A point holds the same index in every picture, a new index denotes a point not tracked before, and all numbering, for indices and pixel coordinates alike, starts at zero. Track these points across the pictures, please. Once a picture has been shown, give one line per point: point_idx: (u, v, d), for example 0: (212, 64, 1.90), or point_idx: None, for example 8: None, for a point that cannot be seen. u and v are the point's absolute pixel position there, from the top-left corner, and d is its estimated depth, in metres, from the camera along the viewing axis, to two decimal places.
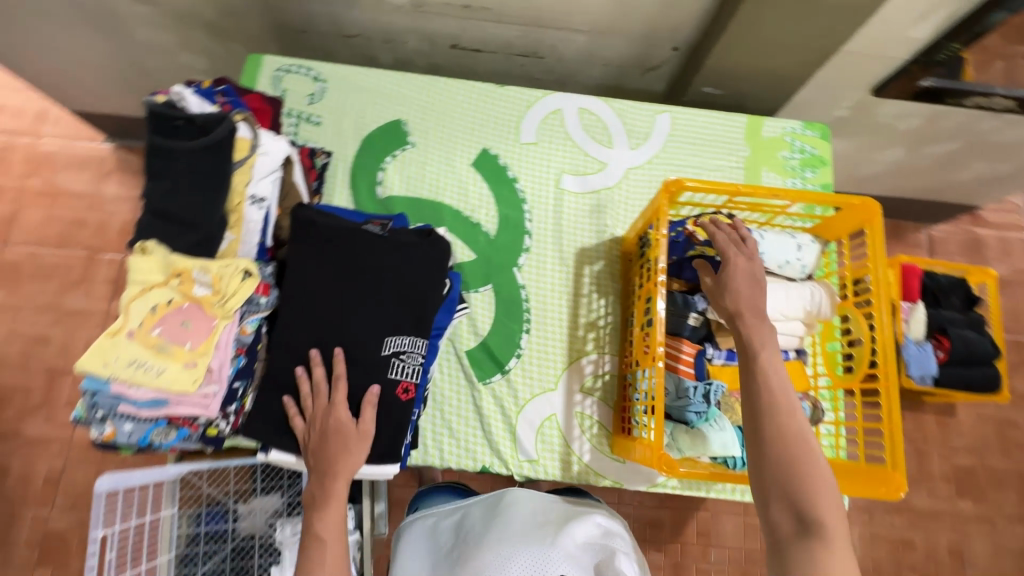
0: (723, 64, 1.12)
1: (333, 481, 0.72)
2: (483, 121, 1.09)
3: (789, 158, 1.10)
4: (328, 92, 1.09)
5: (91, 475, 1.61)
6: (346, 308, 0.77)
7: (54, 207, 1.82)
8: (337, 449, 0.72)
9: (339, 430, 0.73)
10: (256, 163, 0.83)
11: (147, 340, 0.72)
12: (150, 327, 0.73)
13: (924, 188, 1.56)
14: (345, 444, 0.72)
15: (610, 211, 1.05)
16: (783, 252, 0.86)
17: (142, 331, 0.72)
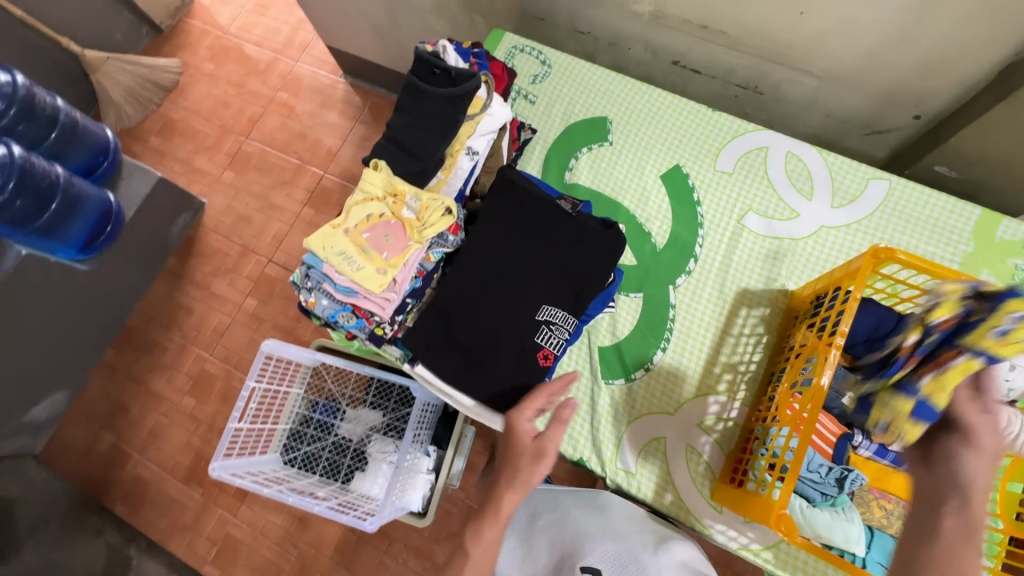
0: (970, 147, 1.00)
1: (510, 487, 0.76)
2: (685, 139, 1.10)
3: (1021, 269, 0.96)
4: (550, 76, 1.17)
5: (246, 340, 1.89)
6: (518, 268, 0.84)
7: (287, 118, 2.12)
8: (511, 462, 0.77)
9: (521, 442, 0.77)
10: (481, 120, 0.93)
11: (355, 238, 0.84)
12: (362, 229, 0.85)
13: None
14: (522, 457, 0.76)
15: (787, 262, 1.00)
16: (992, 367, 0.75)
17: (354, 231, 0.85)
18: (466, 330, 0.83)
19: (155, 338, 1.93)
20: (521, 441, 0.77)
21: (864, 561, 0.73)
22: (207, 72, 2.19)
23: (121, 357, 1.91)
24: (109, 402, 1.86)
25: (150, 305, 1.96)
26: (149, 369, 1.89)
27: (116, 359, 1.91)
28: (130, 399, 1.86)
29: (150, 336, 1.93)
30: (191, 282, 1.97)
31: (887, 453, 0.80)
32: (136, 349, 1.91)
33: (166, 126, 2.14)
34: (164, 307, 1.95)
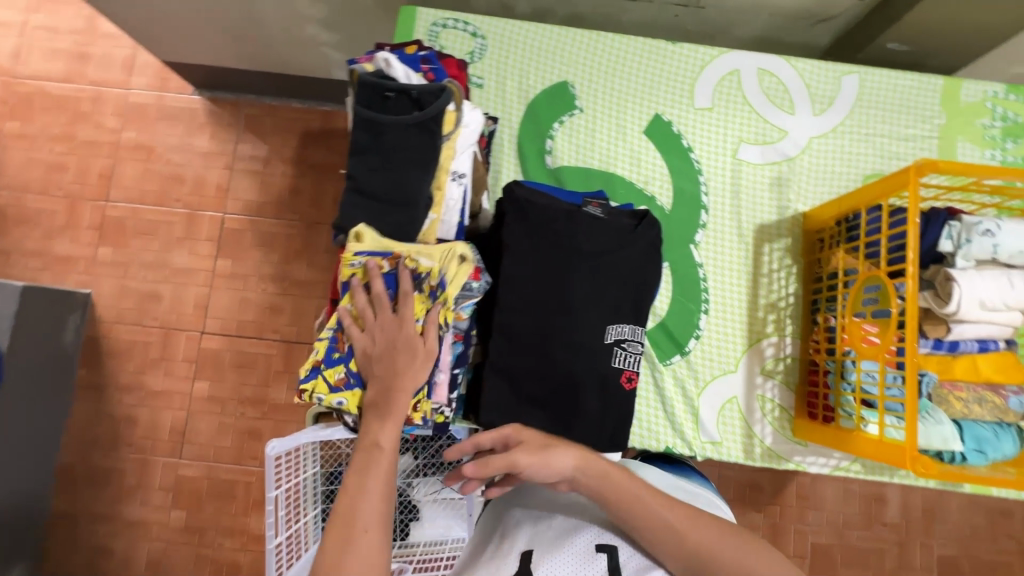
0: (924, 18, 1.00)
1: (396, 396, 0.66)
2: (656, 84, 1.01)
3: (989, 126, 1.00)
4: (488, 50, 1.01)
5: (214, 426, 1.55)
6: (569, 296, 0.74)
7: (149, 160, 1.66)
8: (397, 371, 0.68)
9: (404, 347, 0.69)
10: (459, 137, 0.78)
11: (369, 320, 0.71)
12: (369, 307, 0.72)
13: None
14: (403, 363, 0.68)
15: (793, 184, 0.99)
16: (1019, 241, 0.80)
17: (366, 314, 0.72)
18: (536, 383, 0.74)
19: (103, 464, 1.55)
20: (409, 347, 0.69)
21: (960, 453, 0.79)
22: (16, 133, 1.66)
23: (72, 499, 1.53)
24: (79, 557, 1.51)
25: (78, 431, 1.56)
26: (111, 500, 1.53)
27: (65, 505, 1.53)
28: (104, 540, 1.51)
29: (94, 466, 1.54)
30: (116, 387, 1.57)
31: (943, 344, 0.83)
32: (84, 488, 1.53)
33: None
34: (96, 425, 1.56)
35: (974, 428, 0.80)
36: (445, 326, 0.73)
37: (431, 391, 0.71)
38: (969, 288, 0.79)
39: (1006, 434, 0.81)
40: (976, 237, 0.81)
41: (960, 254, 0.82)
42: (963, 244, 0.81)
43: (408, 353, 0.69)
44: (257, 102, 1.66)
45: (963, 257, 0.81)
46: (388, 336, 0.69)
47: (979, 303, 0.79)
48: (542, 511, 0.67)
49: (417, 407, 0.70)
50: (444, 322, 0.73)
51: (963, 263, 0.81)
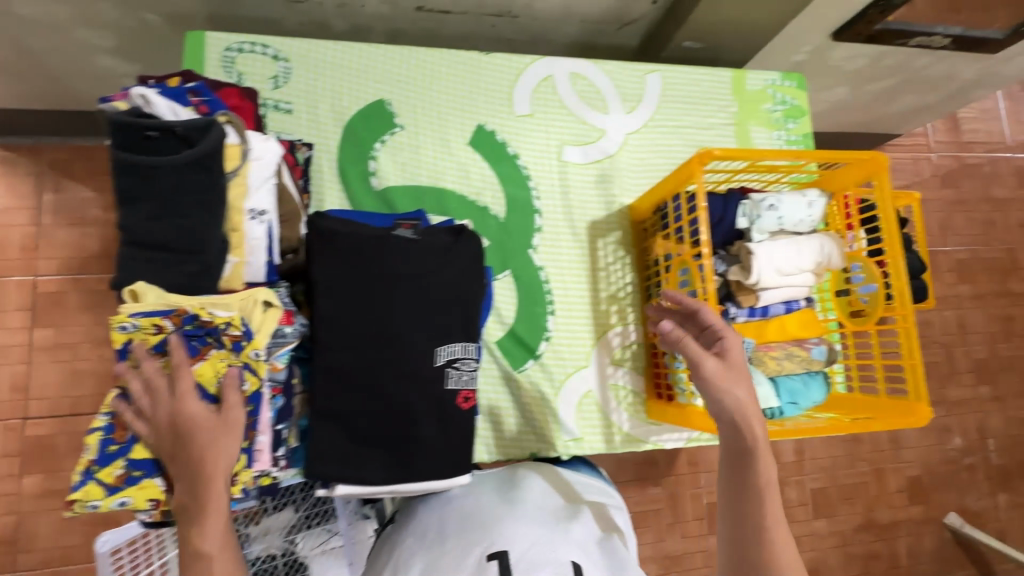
0: (706, 18, 1.09)
1: (206, 487, 0.59)
2: (475, 95, 1.01)
3: (772, 110, 1.13)
4: (293, 72, 0.95)
5: (57, 525, 1.25)
6: (391, 324, 0.71)
7: None
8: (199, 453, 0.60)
9: (194, 426, 0.61)
10: (250, 171, 0.72)
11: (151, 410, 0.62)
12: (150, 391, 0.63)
13: (876, 120, 1.64)
14: (203, 441, 0.60)
15: (616, 180, 1.04)
16: (800, 212, 0.89)
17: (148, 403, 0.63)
18: (367, 421, 0.70)
19: None
20: (196, 426, 0.61)
21: (779, 409, 0.86)
22: None
23: None
24: None
25: None
26: None
27: None
28: None
29: None
30: None
31: (756, 310, 0.92)
32: None
33: None
34: None
35: (787, 382, 0.89)
36: (259, 383, 0.66)
37: (250, 458, 0.64)
38: (766, 260, 0.87)
39: (814, 383, 0.90)
40: (765, 212, 0.89)
41: (756, 229, 0.90)
42: (755, 219, 0.90)
43: (202, 435, 0.61)
44: (60, 145, 1.35)
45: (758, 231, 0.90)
46: (176, 419, 0.61)
47: (775, 273, 0.88)
48: (440, 541, 0.68)
49: (232, 482, 0.63)
50: (256, 380, 0.66)
51: (760, 236, 0.89)
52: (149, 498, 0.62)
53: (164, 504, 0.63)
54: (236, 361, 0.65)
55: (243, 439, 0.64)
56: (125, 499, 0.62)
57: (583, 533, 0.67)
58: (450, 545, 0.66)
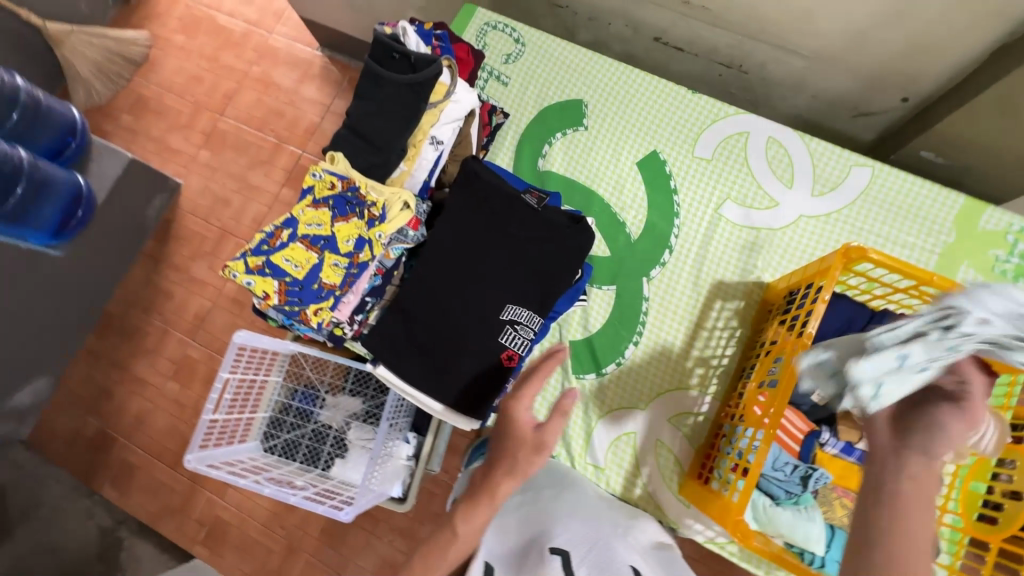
0: (957, 133, 0.96)
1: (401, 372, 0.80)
2: (663, 124, 1.06)
3: (1001, 260, 0.93)
4: (524, 56, 1.12)
5: (227, 324, 1.73)
6: (481, 268, 0.82)
7: (264, 93, 1.93)
8: (509, 453, 0.75)
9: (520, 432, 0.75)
10: (446, 108, 0.88)
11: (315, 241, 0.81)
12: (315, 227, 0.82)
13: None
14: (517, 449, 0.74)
15: (765, 252, 0.98)
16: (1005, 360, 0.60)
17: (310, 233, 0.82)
18: (425, 332, 0.82)
19: (136, 322, 1.77)
20: (521, 433, 0.75)
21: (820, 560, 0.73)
22: (179, 46, 1.99)
23: (103, 340, 1.75)
24: (89, 391, 1.71)
25: (129, 288, 1.80)
26: (131, 353, 1.74)
27: (97, 345, 1.75)
28: (111, 383, 1.71)
29: (129, 321, 1.77)
30: (170, 264, 1.80)
31: (853, 451, 0.78)
32: (115, 335, 1.76)
33: (138, 103, 1.95)
34: (144, 289, 1.79)
35: (846, 541, 0.75)
36: (372, 257, 0.81)
37: (336, 303, 0.79)
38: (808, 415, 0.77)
39: None
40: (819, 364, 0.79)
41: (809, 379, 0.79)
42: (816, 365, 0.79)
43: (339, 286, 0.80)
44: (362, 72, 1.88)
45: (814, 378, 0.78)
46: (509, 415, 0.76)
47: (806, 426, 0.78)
48: (507, 530, 0.80)
49: (315, 311, 0.78)
50: (370, 254, 0.81)
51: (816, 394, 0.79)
52: (262, 291, 0.78)
53: (269, 301, 0.78)
54: (365, 233, 0.81)
55: (338, 288, 0.79)
56: (250, 281, 0.77)
57: (640, 543, 0.76)
58: (514, 538, 0.77)
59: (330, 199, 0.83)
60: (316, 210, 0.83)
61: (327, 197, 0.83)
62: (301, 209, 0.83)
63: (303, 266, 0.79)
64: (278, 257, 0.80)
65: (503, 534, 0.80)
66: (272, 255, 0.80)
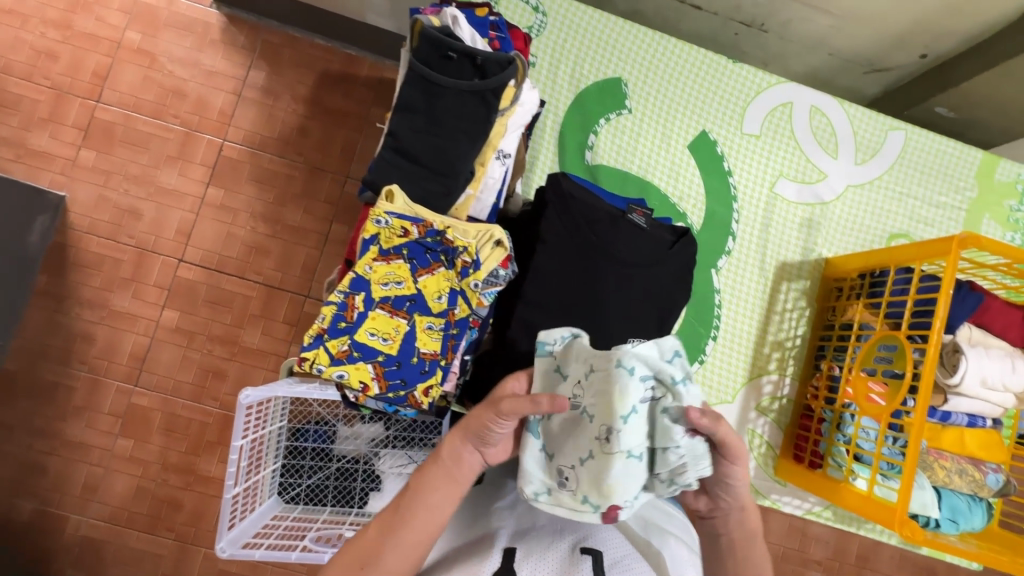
0: (978, 88, 1.00)
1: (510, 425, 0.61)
2: (709, 102, 0.99)
3: (1014, 209, 1.02)
4: (547, 28, 0.96)
5: (176, 360, 1.38)
6: (595, 303, 0.72)
7: (151, 68, 1.44)
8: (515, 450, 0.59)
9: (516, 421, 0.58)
10: (513, 114, 0.73)
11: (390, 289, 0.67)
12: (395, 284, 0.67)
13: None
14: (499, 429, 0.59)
15: (822, 229, 0.99)
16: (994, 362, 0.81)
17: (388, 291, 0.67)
18: None
19: (49, 378, 1.36)
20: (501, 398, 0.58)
21: (937, 520, 0.81)
22: (5, 9, 1.41)
23: (11, 408, 1.34)
24: (9, 474, 1.32)
25: (25, 339, 1.36)
26: (53, 417, 1.34)
27: (4, 414, 1.34)
28: (38, 456, 1.33)
29: (39, 379, 1.35)
30: (78, 301, 1.38)
31: (935, 413, 0.85)
32: (25, 400, 1.34)
33: None
34: (48, 337, 1.36)
35: (951, 497, 0.82)
36: (468, 311, 0.69)
37: (444, 375, 0.66)
38: (626, 466, 0.52)
39: (979, 509, 0.83)
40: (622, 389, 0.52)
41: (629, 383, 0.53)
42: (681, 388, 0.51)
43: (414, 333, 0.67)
44: (280, 32, 1.47)
45: (696, 437, 0.52)
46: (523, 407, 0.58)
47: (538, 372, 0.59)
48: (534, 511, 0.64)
49: (425, 391, 0.65)
50: (466, 308, 0.68)
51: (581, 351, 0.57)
52: (359, 382, 0.63)
53: (368, 391, 0.64)
54: (456, 284, 0.68)
55: (442, 357, 0.66)
56: (342, 372, 0.62)
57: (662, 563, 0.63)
58: (543, 522, 0.62)
59: (403, 248, 0.68)
60: (389, 263, 0.67)
61: (399, 246, 0.67)
62: (368, 265, 0.67)
63: (394, 338, 0.65)
64: (361, 332, 0.65)
65: (524, 512, 0.65)
66: (353, 332, 0.64)
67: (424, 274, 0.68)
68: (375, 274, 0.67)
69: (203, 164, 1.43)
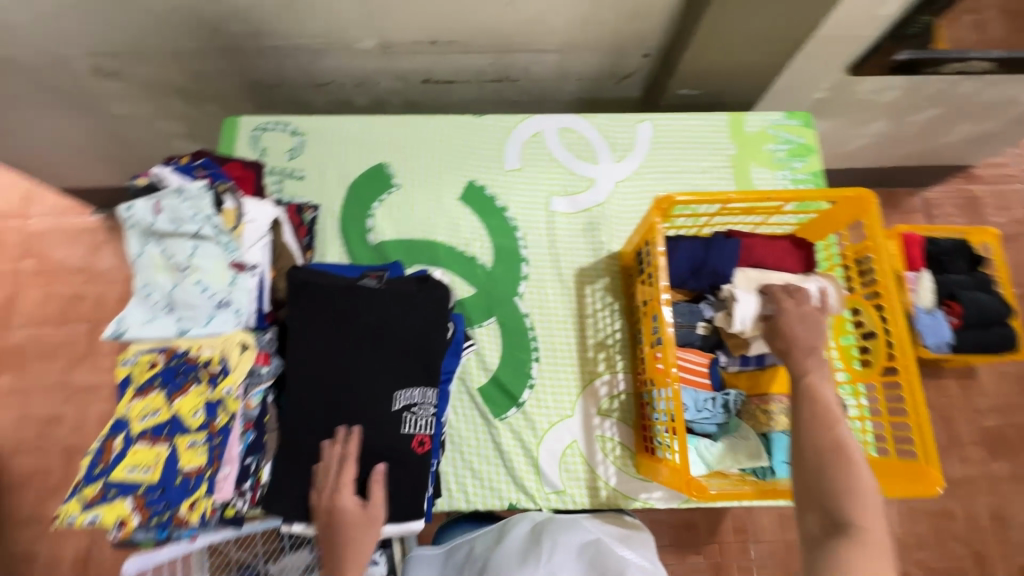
0: (698, 66, 1.10)
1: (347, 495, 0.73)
2: (468, 155, 1.08)
3: (776, 151, 1.09)
4: (307, 144, 1.07)
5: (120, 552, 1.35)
6: (354, 371, 0.77)
7: (51, 283, 1.53)
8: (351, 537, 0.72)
9: (350, 518, 0.72)
10: (244, 233, 0.81)
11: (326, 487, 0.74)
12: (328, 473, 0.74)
13: (941, 152, 1.56)
14: (353, 532, 0.72)
15: (604, 227, 1.05)
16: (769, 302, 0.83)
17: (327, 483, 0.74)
18: (329, 461, 0.74)
19: None
20: (348, 519, 0.72)
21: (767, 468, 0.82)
22: None
23: None
24: None
25: None
26: None
27: None
28: None
29: None
30: (14, 523, 1.37)
31: (750, 360, 0.87)
32: None
33: None
34: None
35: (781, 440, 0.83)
36: (229, 416, 0.73)
37: (212, 486, 0.70)
38: (202, 255, 0.77)
39: None
40: (140, 267, 0.77)
41: (152, 253, 0.77)
42: (134, 215, 0.76)
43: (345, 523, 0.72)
44: None
45: (161, 200, 0.76)
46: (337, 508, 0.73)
47: (151, 323, 0.76)
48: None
49: (191, 506, 0.68)
50: (227, 414, 0.73)
51: (139, 284, 0.77)
52: (116, 519, 0.66)
53: (130, 525, 0.67)
54: (211, 395, 0.73)
55: (207, 468, 0.70)
56: (94, 514, 0.66)
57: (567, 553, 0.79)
58: None
59: (157, 378, 0.74)
60: (146, 397, 0.73)
61: (152, 379, 0.74)
62: (127, 405, 0.73)
63: (155, 466, 0.69)
64: (120, 469, 0.69)
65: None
66: (111, 471, 0.69)
67: (179, 396, 0.73)
68: (132, 409, 0.72)
69: (112, 352, 1.48)
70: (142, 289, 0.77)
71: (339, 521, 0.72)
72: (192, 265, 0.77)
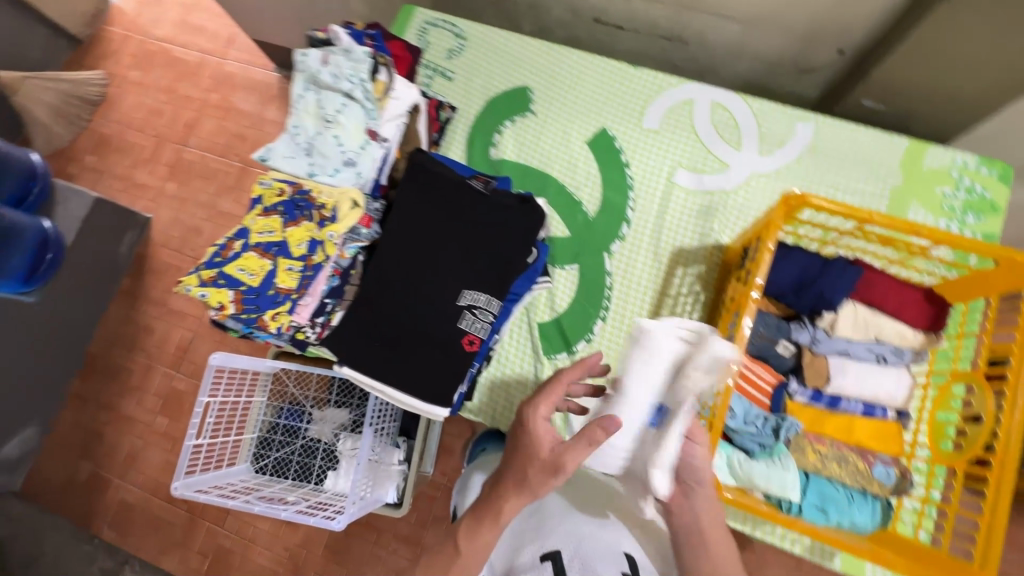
0: (895, 79, 0.97)
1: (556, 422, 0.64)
2: (610, 102, 1.06)
3: (949, 196, 0.95)
4: (466, 48, 1.11)
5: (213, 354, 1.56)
6: (439, 258, 0.82)
7: (224, 118, 1.76)
8: (521, 464, 0.64)
9: (537, 433, 0.64)
10: (386, 106, 0.88)
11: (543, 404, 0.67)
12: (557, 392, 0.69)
13: None
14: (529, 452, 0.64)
15: (719, 215, 1.00)
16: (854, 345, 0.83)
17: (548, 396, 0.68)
18: (390, 326, 0.81)
19: (118, 361, 1.59)
20: (534, 443, 0.64)
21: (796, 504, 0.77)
22: (135, 81, 1.81)
23: (89, 384, 1.58)
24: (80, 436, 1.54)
25: (107, 330, 1.61)
26: (115, 393, 1.56)
27: (84, 390, 1.57)
28: (100, 424, 1.54)
29: (112, 361, 1.59)
30: (146, 300, 1.62)
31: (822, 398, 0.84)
32: (99, 380, 1.58)
33: (100, 144, 1.78)
34: (121, 329, 1.61)
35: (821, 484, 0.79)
36: (325, 257, 0.82)
37: (293, 307, 0.79)
38: (347, 115, 0.86)
39: (862, 505, 0.78)
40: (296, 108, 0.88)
41: (308, 100, 0.87)
42: (305, 63, 0.87)
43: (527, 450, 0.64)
44: None
45: (329, 57, 0.86)
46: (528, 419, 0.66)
47: (291, 159, 0.87)
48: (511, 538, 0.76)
49: (273, 316, 0.79)
50: (324, 255, 0.81)
51: (291, 122, 0.88)
52: (218, 301, 0.80)
53: (226, 310, 0.80)
54: (316, 234, 0.82)
55: (294, 291, 0.79)
56: (205, 291, 0.79)
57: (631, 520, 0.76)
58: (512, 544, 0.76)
59: (280, 205, 0.85)
60: (268, 218, 0.84)
61: (276, 204, 0.85)
62: (252, 219, 0.85)
63: (258, 273, 0.81)
64: (233, 266, 0.82)
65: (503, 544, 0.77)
66: (227, 264, 0.82)
67: (292, 226, 0.83)
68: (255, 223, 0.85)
69: None
70: (292, 127, 0.88)
71: (525, 432, 0.66)
72: (337, 120, 0.86)
